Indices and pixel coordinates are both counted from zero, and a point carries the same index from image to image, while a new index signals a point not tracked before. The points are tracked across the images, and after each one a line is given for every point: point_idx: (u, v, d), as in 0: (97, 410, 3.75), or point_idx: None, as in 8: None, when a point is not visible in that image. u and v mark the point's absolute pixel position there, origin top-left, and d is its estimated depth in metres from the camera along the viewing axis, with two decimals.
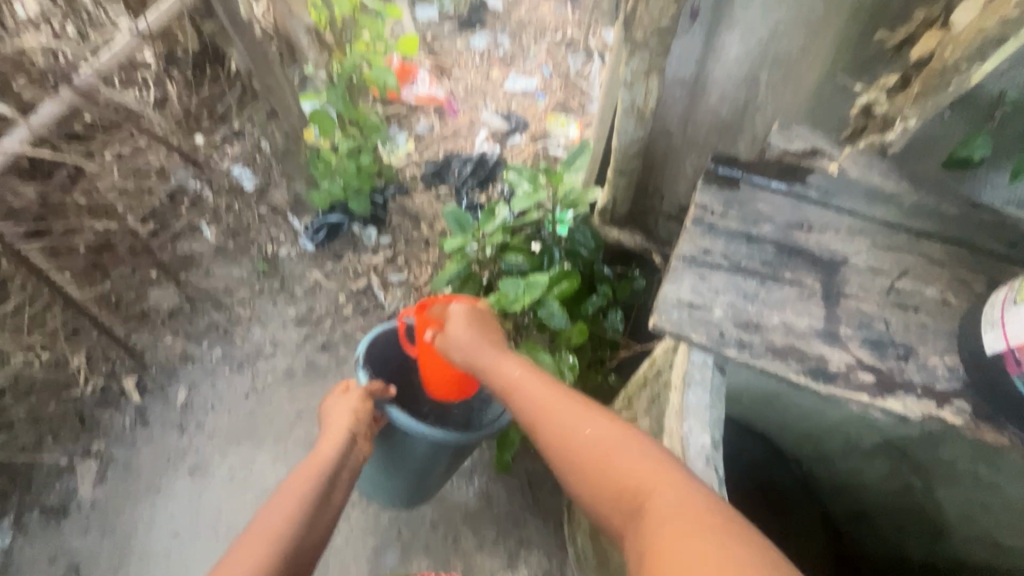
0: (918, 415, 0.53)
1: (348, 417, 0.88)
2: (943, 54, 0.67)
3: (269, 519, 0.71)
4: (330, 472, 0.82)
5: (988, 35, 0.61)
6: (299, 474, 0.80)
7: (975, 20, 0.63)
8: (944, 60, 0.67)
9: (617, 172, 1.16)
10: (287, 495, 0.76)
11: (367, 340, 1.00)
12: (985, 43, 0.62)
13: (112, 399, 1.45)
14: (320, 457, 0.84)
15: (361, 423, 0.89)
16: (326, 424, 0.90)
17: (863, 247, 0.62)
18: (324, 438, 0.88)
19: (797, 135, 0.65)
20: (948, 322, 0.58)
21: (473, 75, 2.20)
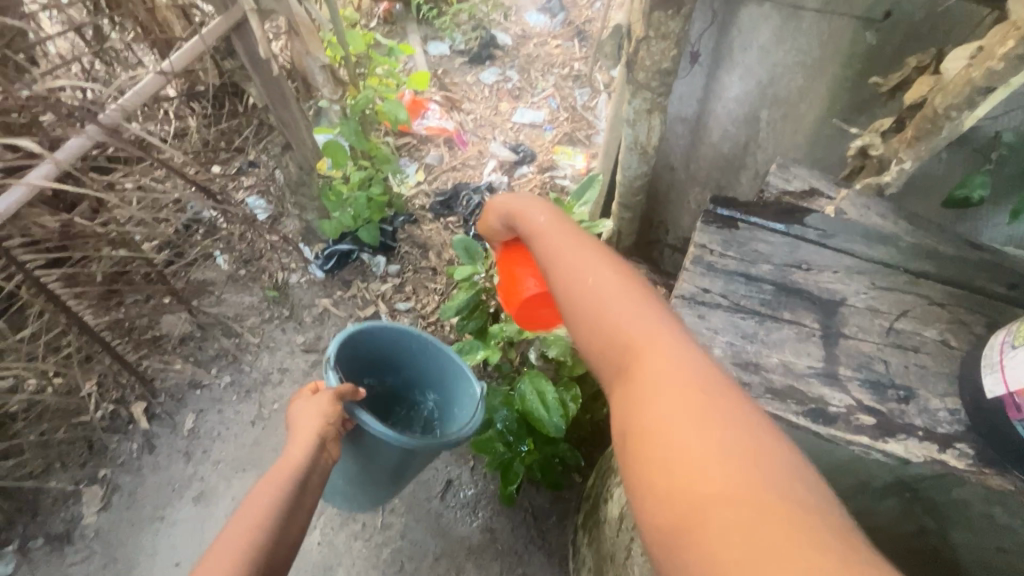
0: (920, 459, 0.53)
1: (316, 418, 0.87)
2: (934, 101, 0.68)
3: (233, 534, 0.70)
4: (300, 478, 0.80)
5: (976, 83, 0.63)
6: (268, 481, 0.78)
7: (965, 70, 0.64)
8: (935, 107, 0.68)
9: (622, 206, 1.17)
10: (254, 505, 0.74)
11: (337, 342, 1.00)
12: (974, 91, 0.64)
13: (121, 425, 1.46)
14: (289, 462, 0.82)
15: (328, 426, 0.87)
16: (295, 422, 0.88)
17: (862, 287, 0.62)
18: (293, 438, 0.86)
19: (795, 175, 0.70)
20: (948, 364, 0.57)
21: (482, 108, 2.26)
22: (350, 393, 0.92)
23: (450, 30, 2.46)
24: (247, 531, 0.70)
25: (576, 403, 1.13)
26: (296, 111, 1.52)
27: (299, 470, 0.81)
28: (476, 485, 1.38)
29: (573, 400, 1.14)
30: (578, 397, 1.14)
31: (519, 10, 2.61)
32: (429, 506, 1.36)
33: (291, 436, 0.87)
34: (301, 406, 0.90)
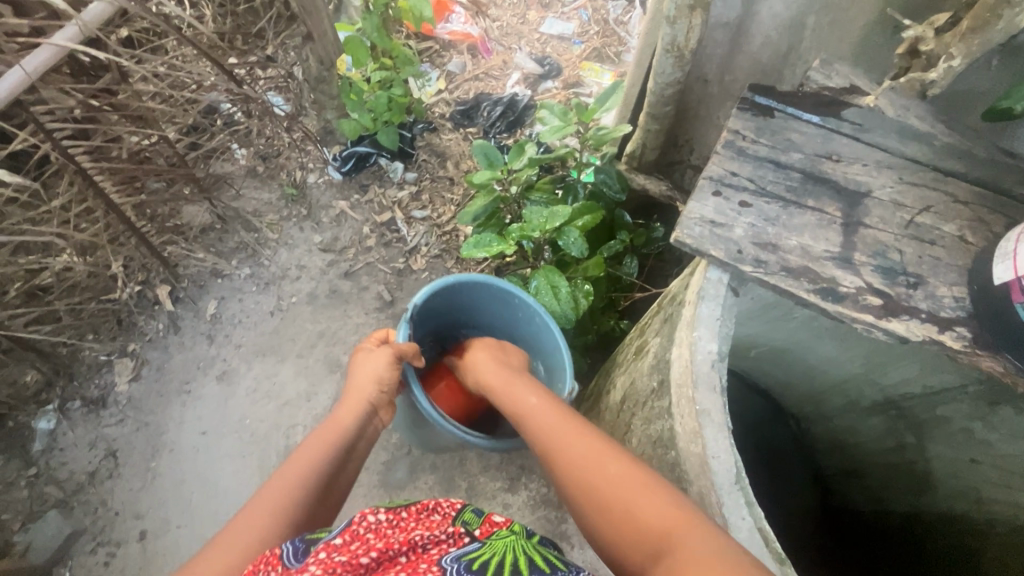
0: (920, 338, 0.56)
1: (371, 381, 0.92)
2: None
3: (279, 483, 0.74)
4: (346, 442, 0.84)
5: None
6: (319, 438, 0.83)
7: None
8: None
9: (650, 116, 1.14)
10: (302, 459, 0.78)
11: (424, 292, 0.98)
12: None
13: (148, 305, 1.54)
14: (338, 422, 0.86)
15: (380, 395, 0.92)
16: (351, 383, 0.94)
17: (888, 182, 0.62)
18: (344, 401, 0.91)
19: (837, 71, 0.68)
20: (962, 257, 0.59)
21: (509, 15, 2.15)
22: (412, 355, 0.96)
23: None
24: (292, 483, 0.74)
25: (588, 300, 1.17)
26: None
27: (345, 435, 0.85)
28: None
29: (583, 297, 1.17)
30: (590, 293, 1.18)
31: None
32: None
33: (344, 396, 0.92)
34: (358, 366, 0.95)
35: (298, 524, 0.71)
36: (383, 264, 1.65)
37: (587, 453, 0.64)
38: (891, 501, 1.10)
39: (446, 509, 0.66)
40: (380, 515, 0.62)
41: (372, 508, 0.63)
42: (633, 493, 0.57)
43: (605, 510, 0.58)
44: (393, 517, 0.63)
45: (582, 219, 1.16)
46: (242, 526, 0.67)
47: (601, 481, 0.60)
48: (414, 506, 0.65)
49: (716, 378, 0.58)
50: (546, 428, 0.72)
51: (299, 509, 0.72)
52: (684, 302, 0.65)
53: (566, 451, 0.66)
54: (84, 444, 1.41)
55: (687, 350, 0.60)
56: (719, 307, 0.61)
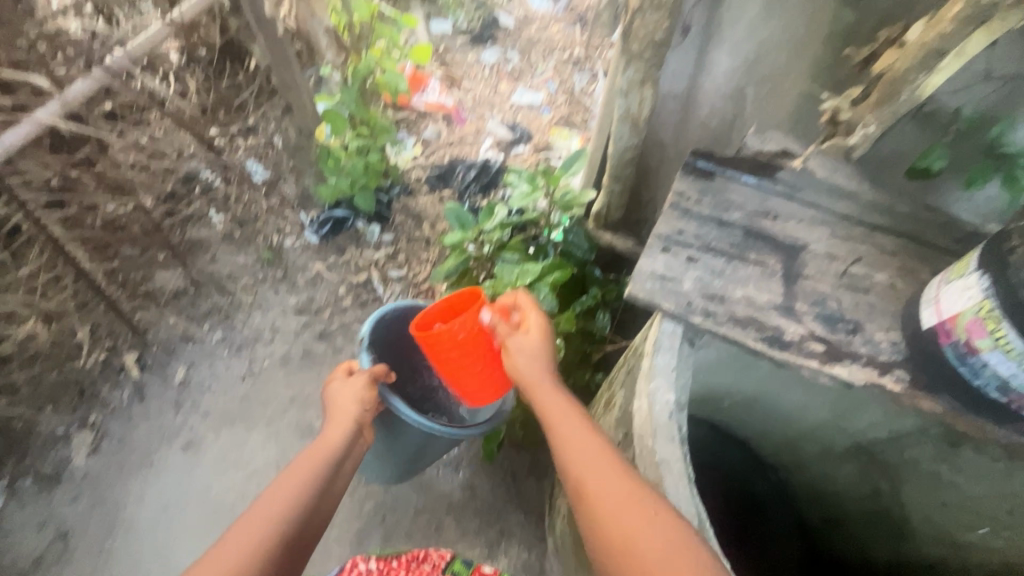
0: (862, 381, 0.59)
1: (354, 402, 0.90)
2: (893, 65, 0.70)
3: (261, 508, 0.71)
4: (331, 462, 0.82)
5: (930, 46, 0.65)
6: (299, 465, 0.78)
7: (919, 34, 0.67)
8: (894, 70, 0.70)
9: (613, 177, 1.21)
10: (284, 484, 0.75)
11: (371, 320, 1.02)
12: (928, 54, 0.66)
13: (113, 373, 1.48)
14: (321, 446, 0.83)
15: (364, 413, 0.91)
16: (331, 405, 0.92)
17: (822, 237, 0.67)
18: (329, 422, 0.89)
19: (770, 137, 0.74)
20: (895, 304, 0.63)
21: (481, 87, 2.30)
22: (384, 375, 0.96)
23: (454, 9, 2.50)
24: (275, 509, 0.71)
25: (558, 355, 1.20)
26: (297, 73, 1.53)
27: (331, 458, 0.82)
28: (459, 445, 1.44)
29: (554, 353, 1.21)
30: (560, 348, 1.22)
31: None
32: None
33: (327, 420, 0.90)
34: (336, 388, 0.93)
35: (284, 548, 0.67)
36: (359, 324, 1.65)
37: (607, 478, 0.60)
38: (874, 548, 1.10)
39: (436, 559, 0.83)
40: (372, 564, 0.81)
41: (363, 556, 0.82)
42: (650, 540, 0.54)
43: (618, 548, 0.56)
44: (382, 567, 0.81)
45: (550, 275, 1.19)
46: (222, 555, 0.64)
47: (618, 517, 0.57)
48: (406, 556, 0.84)
49: (675, 429, 0.60)
50: (578, 447, 0.66)
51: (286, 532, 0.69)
52: (643, 354, 0.67)
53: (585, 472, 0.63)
54: (32, 525, 1.32)
55: (645, 401, 0.62)
56: (673, 358, 0.63)
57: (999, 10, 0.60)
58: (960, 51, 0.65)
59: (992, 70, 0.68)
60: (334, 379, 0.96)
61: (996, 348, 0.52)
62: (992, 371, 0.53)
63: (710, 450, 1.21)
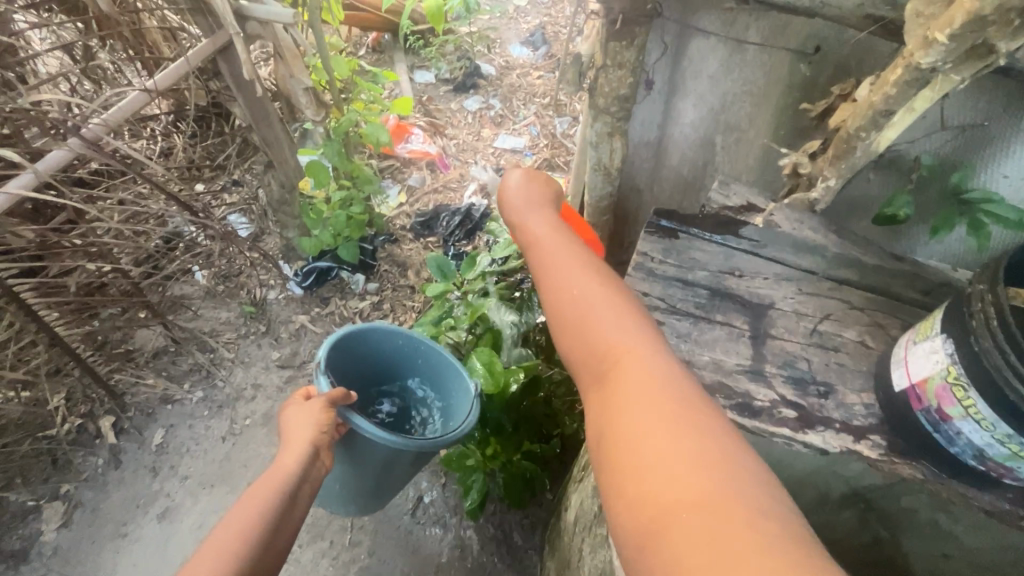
0: (837, 449, 0.58)
1: (311, 428, 0.87)
2: (847, 123, 0.71)
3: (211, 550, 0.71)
4: (286, 492, 0.80)
5: (877, 107, 0.66)
6: (254, 496, 0.78)
7: (867, 95, 0.68)
8: (848, 128, 0.71)
9: (590, 227, 1.20)
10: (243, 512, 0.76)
11: (327, 344, 1.01)
12: (876, 114, 0.66)
13: (85, 441, 1.45)
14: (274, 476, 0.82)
15: (322, 436, 0.87)
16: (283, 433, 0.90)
17: (789, 292, 0.68)
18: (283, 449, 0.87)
19: (733, 192, 0.76)
20: (865, 362, 0.64)
21: (464, 134, 2.34)
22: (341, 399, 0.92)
23: (436, 60, 2.58)
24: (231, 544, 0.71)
25: None
26: (278, 128, 1.55)
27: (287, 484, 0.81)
28: (446, 502, 1.39)
29: None
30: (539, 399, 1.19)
31: (503, 43, 2.72)
32: (399, 523, 1.37)
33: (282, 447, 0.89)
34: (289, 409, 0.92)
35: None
36: None
37: (610, 322, 0.59)
38: None
39: None
40: None
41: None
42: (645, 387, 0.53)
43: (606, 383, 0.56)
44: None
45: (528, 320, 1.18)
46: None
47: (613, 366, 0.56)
48: None
49: None
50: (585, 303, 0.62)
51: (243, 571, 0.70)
52: None
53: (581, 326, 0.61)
54: None
55: None
56: None
57: (939, 73, 0.60)
58: (910, 110, 0.65)
59: (946, 117, 0.71)
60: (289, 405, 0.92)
61: (967, 416, 0.52)
62: (966, 439, 0.54)
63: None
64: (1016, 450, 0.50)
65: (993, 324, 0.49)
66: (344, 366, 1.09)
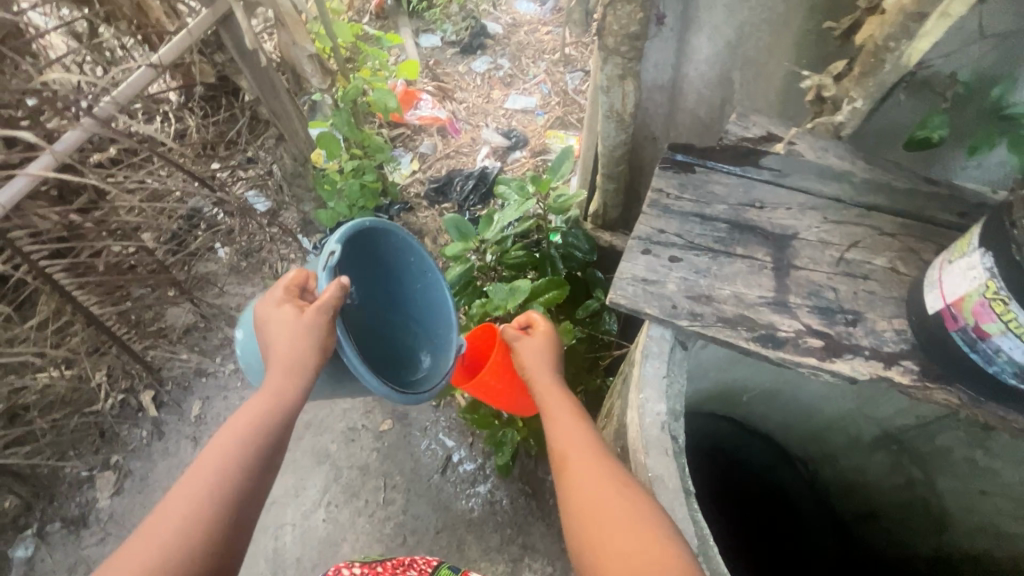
0: (867, 375, 0.57)
1: (296, 347, 0.70)
2: (873, 34, 0.67)
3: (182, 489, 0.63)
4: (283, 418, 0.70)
5: (905, 10, 0.62)
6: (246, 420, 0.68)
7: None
8: (874, 39, 0.67)
9: (606, 176, 1.16)
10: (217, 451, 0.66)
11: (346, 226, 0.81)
12: (906, 18, 0.63)
13: (130, 413, 1.52)
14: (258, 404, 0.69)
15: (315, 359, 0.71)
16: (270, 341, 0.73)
17: (815, 222, 0.66)
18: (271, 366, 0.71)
19: (753, 121, 0.72)
20: (897, 288, 0.62)
21: (474, 96, 2.29)
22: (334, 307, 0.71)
23: (441, 22, 2.50)
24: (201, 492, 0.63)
25: None
26: (286, 100, 1.55)
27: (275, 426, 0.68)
28: (475, 460, 1.43)
29: None
30: None
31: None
32: (430, 482, 1.41)
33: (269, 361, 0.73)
34: (274, 313, 0.72)
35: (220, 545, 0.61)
36: None
37: (589, 479, 0.61)
38: (917, 543, 1.02)
39: (424, 565, 0.91)
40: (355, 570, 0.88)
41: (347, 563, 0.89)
42: (619, 524, 0.56)
43: (588, 537, 0.58)
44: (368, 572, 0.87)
45: (548, 294, 1.17)
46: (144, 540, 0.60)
47: (590, 520, 0.58)
48: (392, 565, 0.90)
49: (667, 442, 0.61)
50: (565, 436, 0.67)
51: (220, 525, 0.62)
52: (633, 362, 0.68)
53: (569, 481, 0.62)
54: (63, 569, 1.34)
55: (636, 414, 0.63)
56: (663, 365, 0.65)
57: None
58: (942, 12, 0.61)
59: (985, 26, 0.65)
60: (269, 303, 0.73)
61: (1008, 331, 0.50)
62: (1006, 356, 0.52)
63: (717, 448, 1.15)
64: None
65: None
66: (357, 257, 0.89)
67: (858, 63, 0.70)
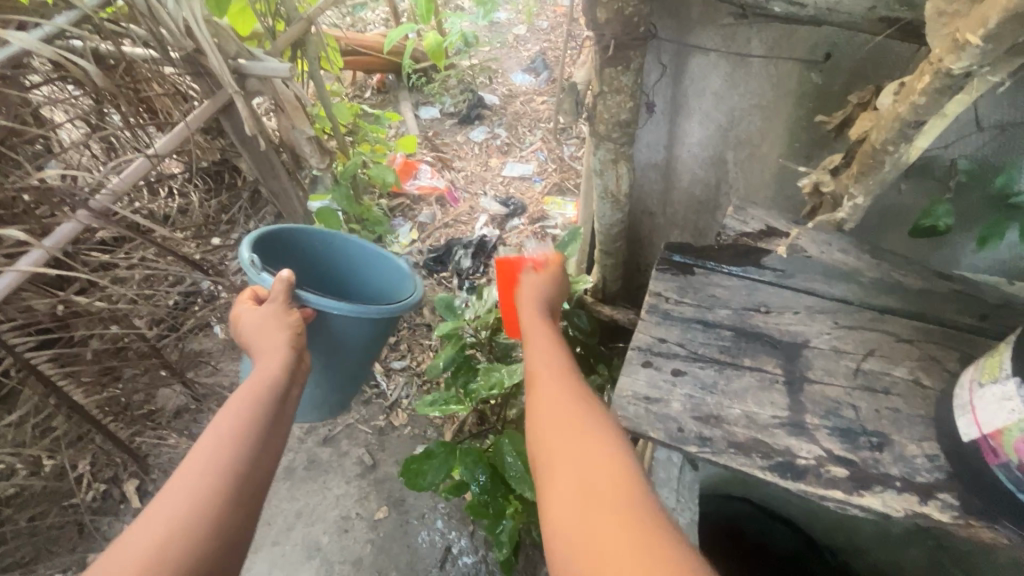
0: (900, 512, 0.53)
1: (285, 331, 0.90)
2: (870, 136, 0.64)
3: (181, 484, 0.66)
4: (277, 395, 0.82)
5: (903, 118, 0.59)
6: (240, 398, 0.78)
7: (891, 105, 0.61)
8: (872, 142, 0.64)
9: (603, 253, 1.12)
10: (214, 438, 0.72)
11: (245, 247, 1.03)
12: (903, 125, 0.59)
13: (112, 505, 1.45)
14: (244, 404, 0.78)
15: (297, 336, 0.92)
16: (256, 337, 0.90)
17: (824, 329, 0.65)
18: (263, 356, 0.87)
19: (751, 217, 0.72)
20: (922, 406, 0.58)
21: (472, 165, 2.34)
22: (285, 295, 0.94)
23: (439, 95, 2.60)
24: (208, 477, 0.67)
25: None
26: (285, 180, 1.58)
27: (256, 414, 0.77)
28: (476, 551, 1.33)
29: None
30: None
31: (505, 71, 2.73)
32: None
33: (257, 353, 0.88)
34: (269, 315, 0.91)
35: (229, 528, 0.65)
36: (364, 425, 1.55)
37: (566, 409, 0.61)
38: None
39: None
40: None
41: None
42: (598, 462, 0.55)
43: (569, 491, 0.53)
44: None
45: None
46: (147, 532, 0.61)
47: (565, 461, 0.56)
48: None
49: None
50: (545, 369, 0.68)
51: (235, 515, 0.66)
52: None
53: (553, 417, 0.61)
54: None
55: None
56: None
57: (967, 77, 0.53)
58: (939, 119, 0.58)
59: (982, 117, 0.66)
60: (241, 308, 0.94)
61: None
62: None
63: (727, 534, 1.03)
64: None
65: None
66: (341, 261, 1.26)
67: (856, 162, 0.66)
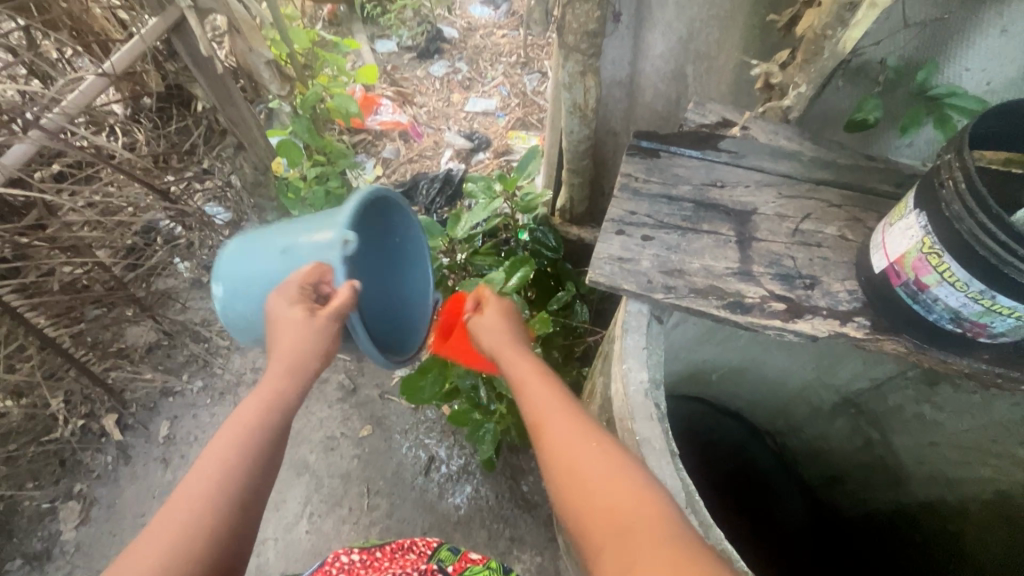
0: (825, 333, 0.64)
1: (313, 342, 0.75)
2: (814, 24, 0.75)
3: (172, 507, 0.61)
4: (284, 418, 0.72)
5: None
6: (247, 418, 0.70)
7: None
8: (815, 29, 0.75)
9: (571, 172, 1.17)
10: (212, 465, 0.65)
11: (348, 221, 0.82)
12: (840, 8, 0.71)
13: (92, 439, 1.46)
14: (247, 428, 0.69)
15: (326, 354, 0.77)
16: (278, 341, 0.76)
17: (771, 198, 0.74)
18: (274, 367, 0.75)
19: (708, 110, 0.79)
20: (846, 254, 0.70)
21: (434, 100, 2.30)
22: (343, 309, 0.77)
23: (396, 27, 2.50)
24: (186, 525, 0.60)
25: None
26: (243, 108, 1.51)
27: (263, 441, 0.68)
28: (458, 457, 1.43)
29: None
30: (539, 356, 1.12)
31: (463, 3, 2.65)
32: (414, 483, 1.41)
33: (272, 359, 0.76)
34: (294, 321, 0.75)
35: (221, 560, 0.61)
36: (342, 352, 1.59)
37: (579, 454, 0.61)
38: (874, 499, 1.11)
39: (422, 547, 0.86)
40: (354, 556, 0.85)
41: (346, 549, 0.86)
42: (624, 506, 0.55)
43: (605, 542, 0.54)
44: (366, 557, 0.85)
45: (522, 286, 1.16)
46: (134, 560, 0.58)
47: (581, 485, 0.59)
48: (390, 547, 0.87)
49: (651, 407, 0.64)
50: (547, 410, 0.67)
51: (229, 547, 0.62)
52: (614, 338, 0.72)
53: (568, 469, 0.61)
54: None
55: (621, 383, 0.66)
56: (642, 336, 0.69)
57: None
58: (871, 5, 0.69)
59: (909, 15, 0.76)
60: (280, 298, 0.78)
61: (943, 281, 0.57)
62: (944, 304, 0.59)
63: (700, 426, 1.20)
64: (988, 305, 0.56)
65: (960, 187, 0.54)
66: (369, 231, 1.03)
67: (803, 51, 0.78)
